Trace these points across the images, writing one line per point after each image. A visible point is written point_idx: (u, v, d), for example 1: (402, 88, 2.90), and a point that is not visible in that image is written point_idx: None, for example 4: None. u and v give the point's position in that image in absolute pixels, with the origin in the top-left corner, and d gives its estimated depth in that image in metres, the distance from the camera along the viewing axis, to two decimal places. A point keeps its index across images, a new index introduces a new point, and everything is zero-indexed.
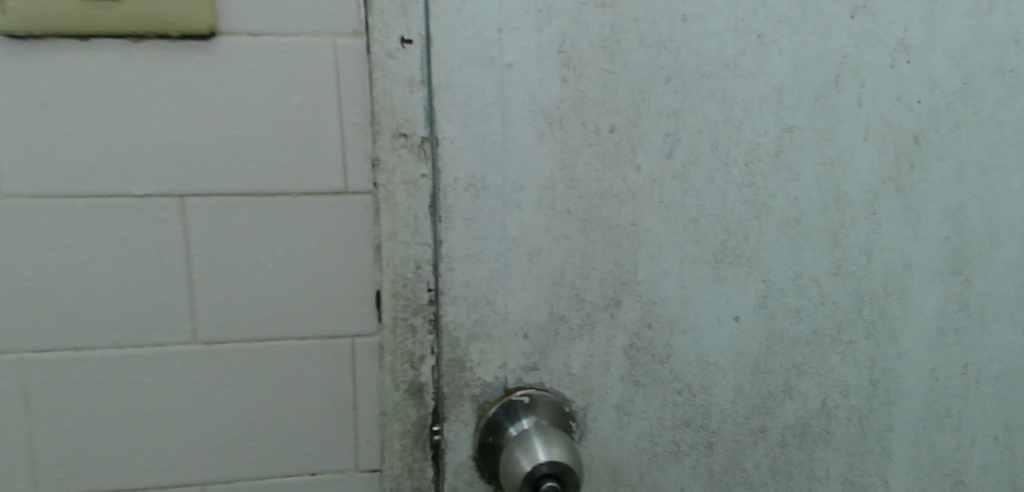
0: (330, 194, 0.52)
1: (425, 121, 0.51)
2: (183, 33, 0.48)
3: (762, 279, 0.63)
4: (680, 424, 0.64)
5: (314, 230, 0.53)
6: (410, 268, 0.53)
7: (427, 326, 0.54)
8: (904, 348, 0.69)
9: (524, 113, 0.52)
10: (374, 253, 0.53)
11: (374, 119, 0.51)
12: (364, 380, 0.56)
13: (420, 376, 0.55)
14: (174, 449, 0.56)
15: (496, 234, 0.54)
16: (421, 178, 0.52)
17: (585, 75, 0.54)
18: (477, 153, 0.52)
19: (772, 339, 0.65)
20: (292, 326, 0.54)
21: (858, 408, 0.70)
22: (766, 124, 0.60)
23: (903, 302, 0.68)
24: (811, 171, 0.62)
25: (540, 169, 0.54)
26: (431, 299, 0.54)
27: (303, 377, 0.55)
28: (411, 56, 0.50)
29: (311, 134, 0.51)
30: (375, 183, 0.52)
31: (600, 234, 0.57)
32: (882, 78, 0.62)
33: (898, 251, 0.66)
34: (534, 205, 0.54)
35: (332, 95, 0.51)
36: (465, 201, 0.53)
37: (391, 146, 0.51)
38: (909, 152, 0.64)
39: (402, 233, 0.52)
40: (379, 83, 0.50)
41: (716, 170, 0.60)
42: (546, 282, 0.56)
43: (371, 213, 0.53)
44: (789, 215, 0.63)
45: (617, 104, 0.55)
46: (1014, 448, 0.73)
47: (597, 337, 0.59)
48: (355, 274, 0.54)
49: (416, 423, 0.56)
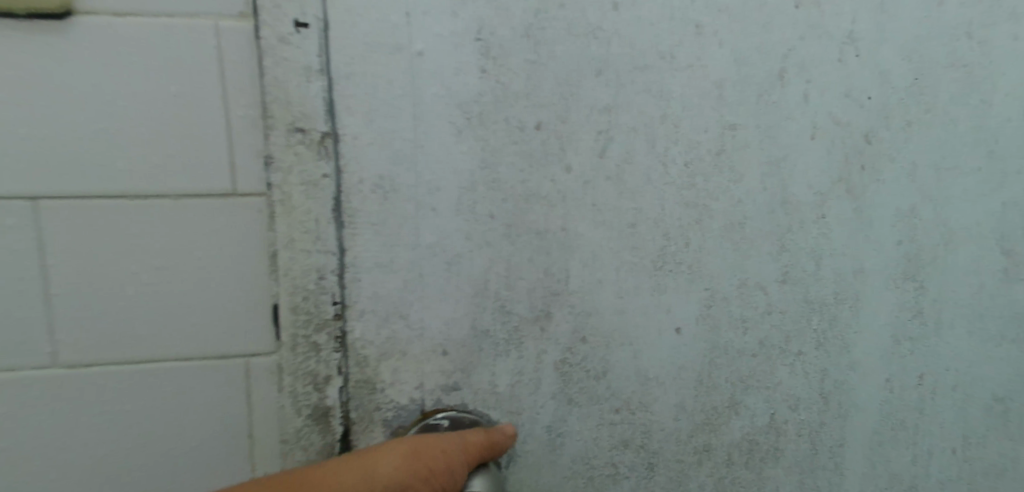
0: (215, 196, 0.48)
1: (325, 114, 0.47)
2: (34, 13, 0.44)
3: (705, 287, 0.59)
4: (618, 444, 0.59)
5: (200, 236, 0.48)
6: (312, 280, 0.49)
7: (333, 343, 0.49)
8: (856, 359, 0.65)
9: (438, 106, 0.48)
10: (270, 261, 0.49)
11: (265, 112, 0.46)
12: (260, 404, 0.51)
13: (325, 399, 0.50)
14: (39, 485, 0.50)
15: (409, 240, 0.49)
16: (322, 179, 0.47)
17: (507, 65, 0.49)
18: (386, 151, 0.48)
19: (716, 351, 0.61)
20: (176, 343, 0.49)
21: (808, 423, 0.66)
22: (706, 121, 0.56)
23: (855, 310, 0.64)
24: (755, 171, 0.59)
25: (458, 168, 0.49)
26: (337, 314, 0.49)
27: (190, 400, 0.50)
28: (308, 41, 0.46)
29: (192, 128, 0.47)
30: (269, 184, 0.47)
31: (527, 240, 0.52)
32: (827, 73, 0.59)
33: (849, 256, 0.63)
34: (452, 208, 0.50)
35: (216, 84, 0.46)
36: (372, 204, 0.48)
37: (285, 141, 0.46)
38: (859, 151, 0.61)
39: (301, 240, 0.48)
40: (270, 71, 0.45)
41: (653, 170, 0.56)
42: (466, 294, 0.51)
43: (266, 218, 0.48)
44: (732, 219, 0.59)
45: (544, 98, 0.51)
46: (973, 462, 0.70)
47: (526, 352, 0.54)
48: (245, 286, 0.49)
49: (321, 451, 0.51)
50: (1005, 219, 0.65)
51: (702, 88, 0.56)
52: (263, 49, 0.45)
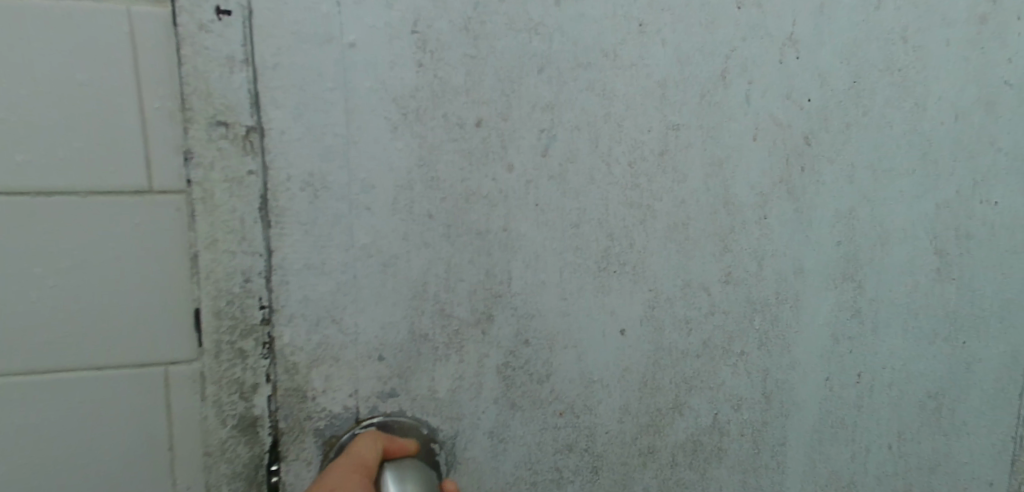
0: (129, 194, 0.45)
1: (250, 108, 0.44)
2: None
3: (649, 288, 0.59)
4: (562, 448, 0.58)
5: (111, 235, 0.45)
6: (237, 283, 0.46)
7: (260, 350, 0.47)
8: (797, 359, 0.66)
9: (371, 101, 0.46)
10: (190, 262, 0.47)
11: (184, 104, 0.44)
12: (181, 415, 0.48)
13: (253, 409, 0.48)
14: None
15: (342, 241, 0.47)
16: (248, 176, 0.45)
17: (445, 59, 0.48)
18: (316, 147, 0.45)
19: (660, 352, 0.61)
20: (85, 350, 0.46)
21: (751, 423, 0.66)
22: (650, 120, 0.56)
23: (795, 309, 0.65)
24: (698, 171, 0.59)
25: (394, 166, 0.47)
26: (264, 319, 0.47)
27: (101, 412, 0.47)
28: (230, 30, 0.43)
29: (101, 120, 0.44)
30: (188, 181, 0.45)
31: (468, 240, 0.51)
32: (768, 75, 0.59)
33: (789, 256, 0.64)
34: (388, 207, 0.48)
35: (128, 74, 0.44)
36: (301, 203, 0.46)
37: (206, 136, 0.44)
38: (800, 153, 0.62)
39: (225, 240, 0.45)
40: (188, 61, 0.43)
41: (596, 170, 0.55)
42: (404, 297, 0.49)
43: (186, 218, 0.46)
44: (676, 219, 0.59)
45: (484, 94, 0.49)
46: (909, 458, 0.71)
47: (467, 356, 0.52)
48: (164, 289, 0.47)
49: (249, 464, 0.49)
50: (938, 220, 0.66)
51: (645, 88, 0.55)
52: (181, 37, 0.43)
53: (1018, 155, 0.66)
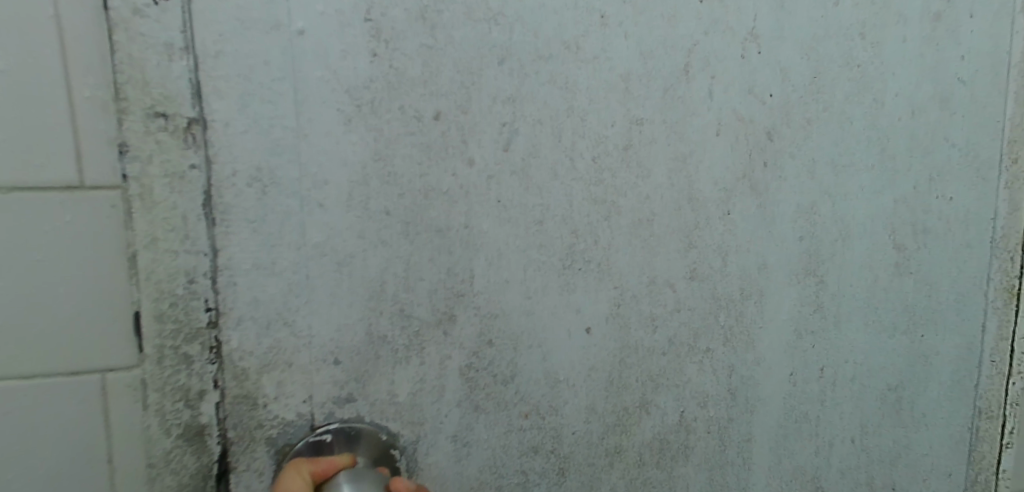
0: (60, 190, 0.41)
1: (192, 98, 0.42)
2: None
3: (614, 286, 0.58)
4: (527, 451, 0.56)
5: (39, 234, 0.42)
6: (180, 284, 0.44)
7: (206, 355, 0.45)
8: (762, 354, 0.66)
9: (323, 92, 0.44)
10: (129, 265, 0.43)
11: (118, 93, 0.41)
12: (121, 427, 0.45)
13: (199, 417, 0.45)
14: None
15: (293, 240, 0.45)
16: (189, 170, 0.42)
17: (401, 49, 0.46)
18: (264, 140, 0.43)
19: (626, 350, 0.60)
20: (9, 359, 0.43)
21: (716, 420, 0.66)
22: (612, 114, 0.55)
23: (759, 305, 0.65)
24: (662, 167, 0.58)
25: (348, 160, 0.45)
26: (211, 321, 0.44)
27: (30, 426, 0.44)
28: (168, 15, 0.41)
29: (26, 108, 0.41)
30: (124, 176, 0.42)
31: (427, 238, 0.49)
32: (730, 69, 0.59)
33: (753, 252, 0.64)
34: (343, 203, 0.45)
35: (56, 57, 0.40)
36: (249, 199, 0.43)
37: (143, 127, 0.41)
38: (762, 148, 0.62)
39: (166, 239, 0.43)
40: (122, 48, 0.40)
41: (560, 165, 0.53)
42: (361, 297, 0.47)
43: (123, 217, 0.43)
44: (640, 215, 0.58)
45: (442, 86, 0.47)
46: (871, 451, 0.72)
47: (428, 358, 0.51)
48: (101, 293, 0.43)
49: (195, 475, 0.46)
50: (896, 215, 0.67)
51: (608, 81, 0.54)
52: (114, 22, 0.40)
53: (970, 150, 0.67)
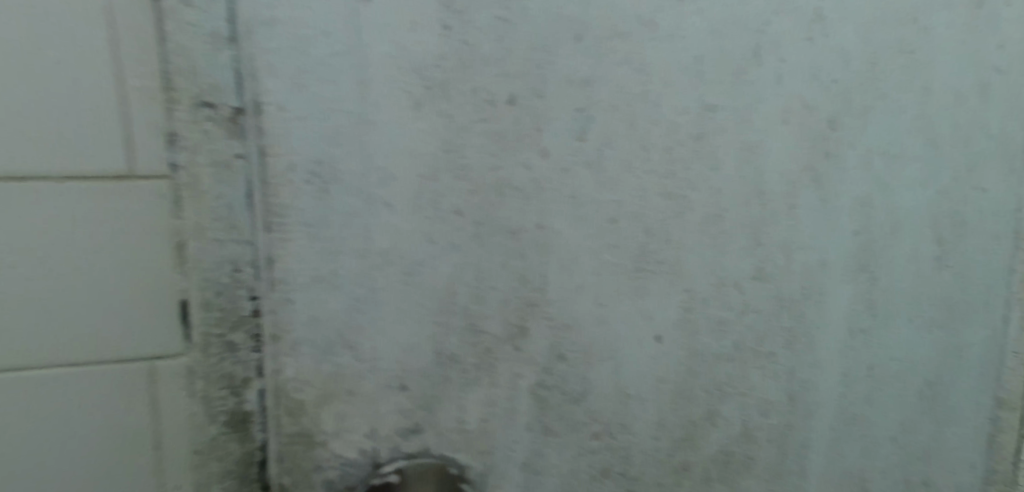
0: (109, 179, 0.41)
1: (235, 87, 0.40)
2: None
3: (685, 289, 0.53)
4: (597, 474, 0.52)
5: (89, 221, 0.42)
6: (226, 272, 0.42)
7: (251, 343, 0.43)
8: (821, 356, 0.61)
9: (389, 70, 0.37)
10: (176, 252, 0.43)
11: (168, 82, 0.40)
12: (168, 414, 0.44)
13: (243, 405, 0.44)
14: None
15: (356, 247, 0.38)
16: (235, 160, 0.41)
17: (474, 23, 0.39)
18: (324, 128, 0.36)
19: (695, 359, 0.55)
20: (61, 351, 0.43)
21: (778, 428, 0.61)
22: (686, 100, 0.50)
23: (819, 304, 0.60)
24: (731, 158, 0.53)
25: (416, 152, 0.38)
26: (254, 311, 0.43)
27: (77, 415, 0.43)
28: (213, 2, 0.39)
29: (78, 97, 0.40)
30: (172, 166, 0.41)
31: (501, 242, 0.43)
32: (795, 53, 0.54)
33: (816, 248, 0.59)
34: (410, 203, 0.39)
35: (104, 41, 0.40)
36: (306, 200, 0.36)
37: (191, 117, 0.40)
38: (823, 138, 0.57)
39: (212, 227, 0.41)
40: (171, 38, 0.39)
41: (633, 156, 0.49)
42: (429, 312, 0.41)
43: (169, 205, 0.42)
44: (711, 211, 0.53)
45: (516, 66, 0.41)
46: (918, 452, 0.67)
47: (499, 378, 0.45)
48: (148, 281, 0.43)
49: (239, 463, 0.44)
50: (936, 204, 0.61)
51: (683, 64, 0.49)
52: (163, 11, 0.39)
53: None
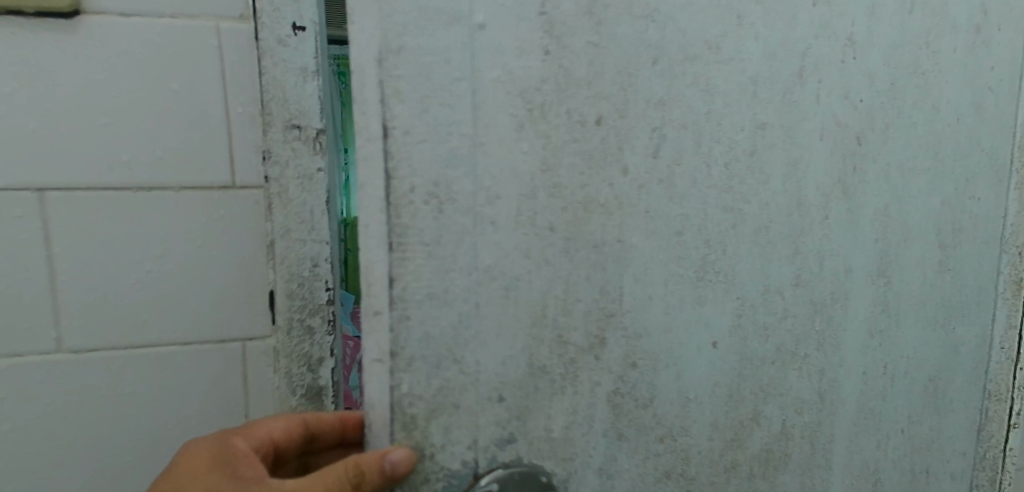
0: (218, 189, 0.60)
1: (316, 114, 0.61)
2: (43, 10, 0.54)
3: (738, 297, 0.56)
4: (661, 476, 0.54)
5: (205, 220, 0.60)
6: (307, 268, 0.63)
7: (325, 326, 0.65)
8: (845, 357, 0.64)
9: (498, 94, 0.39)
10: (267, 249, 0.62)
11: (266, 110, 0.60)
12: (259, 383, 0.64)
13: (318, 378, 0.65)
14: (72, 453, 0.61)
15: (466, 264, 0.40)
16: (317, 172, 0.62)
17: (570, 47, 0.41)
18: (441, 149, 0.38)
19: (745, 362, 0.58)
20: (183, 313, 0.61)
21: (809, 424, 0.63)
22: (743, 119, 0.53)
23: (845, 308, 0.63)
24: (779, 172, 0.56)
25: (518, 171, 0.40)
26: (328, 300, 0.64)
27: (196, 365, 0.62)
28: (303, 42, 0.60)
29: (199, 128, 0.59)
30: (267, 179, 0.61)
31: (586, 256, 0.45)
32: (831, 74, 0.57)
33: (842, 256, 0.61)
34: (512, 220, 0.40)
35: (218, 85, 0.59)
36: (425, 219, 0.38)
37: (284, 137, 0.61)
38: (852, 153, 0.59)
39: (296, 230, 0.62)
40: (271, 72, 0.59)
41: (699, 171, 0.51)
42: (524, 325, 0.42)
43: (263, 209, 0.61)
44: (760, 223, 0.56)
45: (603, 89, 0.43)
46: (925, 442, 0.70)
47: (581, 386, 0.46)
48: (247, 273, 0.62)
49: None
50: (944, 213, 0.65)
51: (741, 84, 0.52)
52: (264, 51, 0.59)
53: None
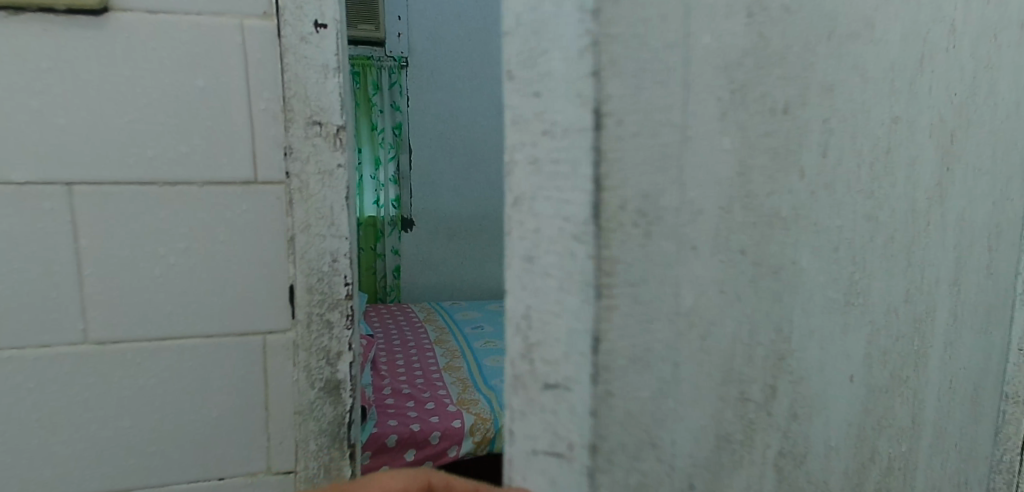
0: (240, 184, 0.63)
1: (338, 110, 0.65)
2: (74, 8, 0.57)
3: (911, 345, 0.40)
4: None
5: (228, 216, 0.64)
6: (325, 261, 0.66)
7: (343, 319, 0.68)
8: (982, 394, 0.48)
9: (707, 72, 0.30)
10: (288, 245, 0.66)
11: (287, 106, 0.64)
12: (278, 376, 0.67)
13: (336, 373, 0.68)
14: (105, 448, 0.64)
15: (669, 307, 0.31)
16: (336, 169, 0.66)
17: (772, 7, 0.31)
18: (652, 150, 0.30)
19: (919, 421, 0.42)
20: (207, 308, 0.65)
21: (955, 479, 0.47)
22: (925, 113, 0.38)
23: (985, 341, 0.47)
24: (950, 184, 0.40)
25: (717, 179, 0.31)
26: (347, 294, 0.68)
27: (221, 362, 0.66)
28: (325, 38, 0.64)
29: (223, 125, 0.63)
30: (287, 173, 0.64)
31: (766, 286, 0.33)
32: (994, 50, 0.40)
33: (992, 280, 0.45)
34: (710, 243, 0.31)
35: (241, 80, 0.62)
36: (631, 246, 0.30)
37: (305, 134, 0.64)
38: (1007, 153, 0.43)
39: (316, 226, 0.66)
40: (293, 67, 0.63)
41: (884, 186, 0.37)
42: (714, 383, 0.33)
43: (284, 203, 0.65)
44: (932, 251, 0.40)
45: (790, 67, 0.32)
46: None
47: (755, 460, 0.35)
48: (269, 267, 0.66)
49: (332, 421, 0.69)
50: None
51: (922, 68, 0.37)
52: (286, 48, 0.63)
53: None
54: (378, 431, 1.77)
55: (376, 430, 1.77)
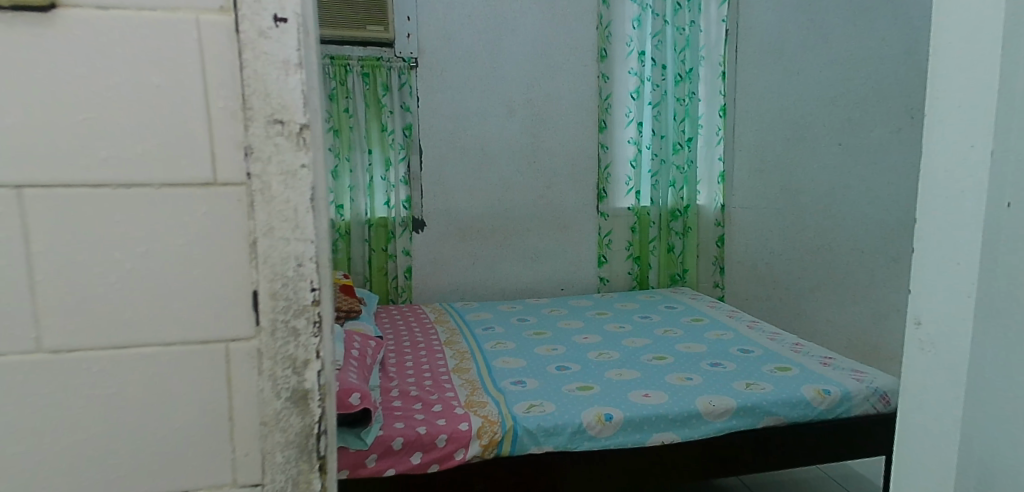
0: (198, 185, 0.61)
1: (301, 109, 0.62)
2: (20, 4, 0.56)
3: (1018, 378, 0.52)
4: None
5: (184, 219, 0.61)
6: (290, 267, 0.63)
7: (309, 327, 0.65)
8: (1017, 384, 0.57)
9: None
10: (250, 249, 0.63)
11: (247, 104, 0.61)
12: (240, 384, 0.65)
13: (304, 381, 0.65)
14: (63, 459, 0.62)
15: None
16: (301, 169, 0.63)
17: None
18: None
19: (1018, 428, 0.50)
20: (166, 314, 0.62)
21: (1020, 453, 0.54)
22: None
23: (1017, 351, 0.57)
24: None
25: None
26: (313, 300, 0.65)
27: (182, 370, 0.63)
28: (285, 32, 0.61)
29: (178, 126, 0.60)
30: (249, 174, 0.62)
31: None
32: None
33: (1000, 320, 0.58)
34: None
35: (196, 78, 0.60)
36: None
37: (266, 132, 0.61)
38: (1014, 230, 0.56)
39: (278, 229, 0.62)
40: (253, 62, 0.60)
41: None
42: None
43: (245, 206, 0.62)
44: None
45: None
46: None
47: None
48: (230, 273, 0.63)
49: (301, 431, 0.66)
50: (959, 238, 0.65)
51: None
52: (245, 44, 0.60)
53: None
54: (384, 433, 1.76)
55: (382, 433, 1.76)
